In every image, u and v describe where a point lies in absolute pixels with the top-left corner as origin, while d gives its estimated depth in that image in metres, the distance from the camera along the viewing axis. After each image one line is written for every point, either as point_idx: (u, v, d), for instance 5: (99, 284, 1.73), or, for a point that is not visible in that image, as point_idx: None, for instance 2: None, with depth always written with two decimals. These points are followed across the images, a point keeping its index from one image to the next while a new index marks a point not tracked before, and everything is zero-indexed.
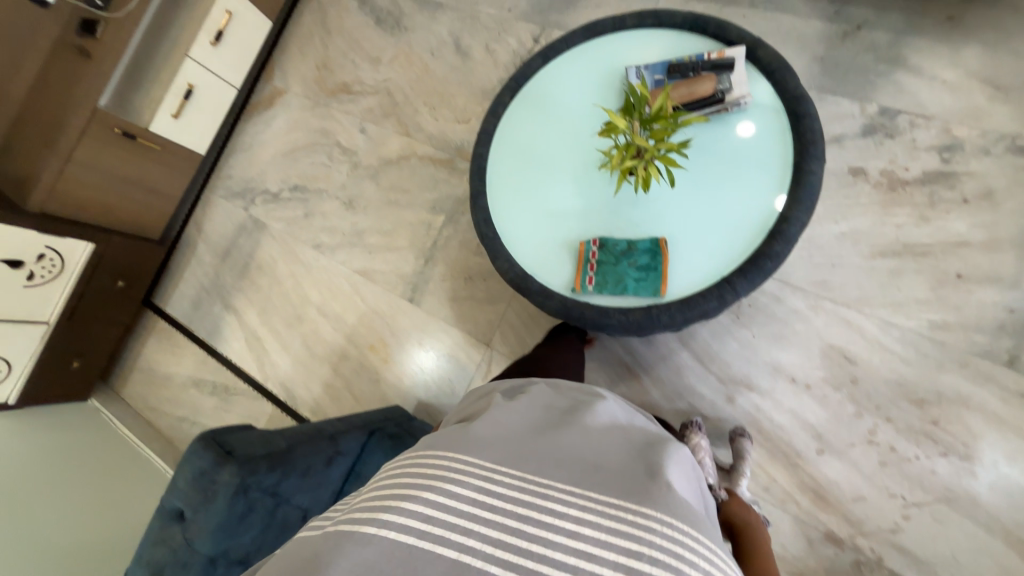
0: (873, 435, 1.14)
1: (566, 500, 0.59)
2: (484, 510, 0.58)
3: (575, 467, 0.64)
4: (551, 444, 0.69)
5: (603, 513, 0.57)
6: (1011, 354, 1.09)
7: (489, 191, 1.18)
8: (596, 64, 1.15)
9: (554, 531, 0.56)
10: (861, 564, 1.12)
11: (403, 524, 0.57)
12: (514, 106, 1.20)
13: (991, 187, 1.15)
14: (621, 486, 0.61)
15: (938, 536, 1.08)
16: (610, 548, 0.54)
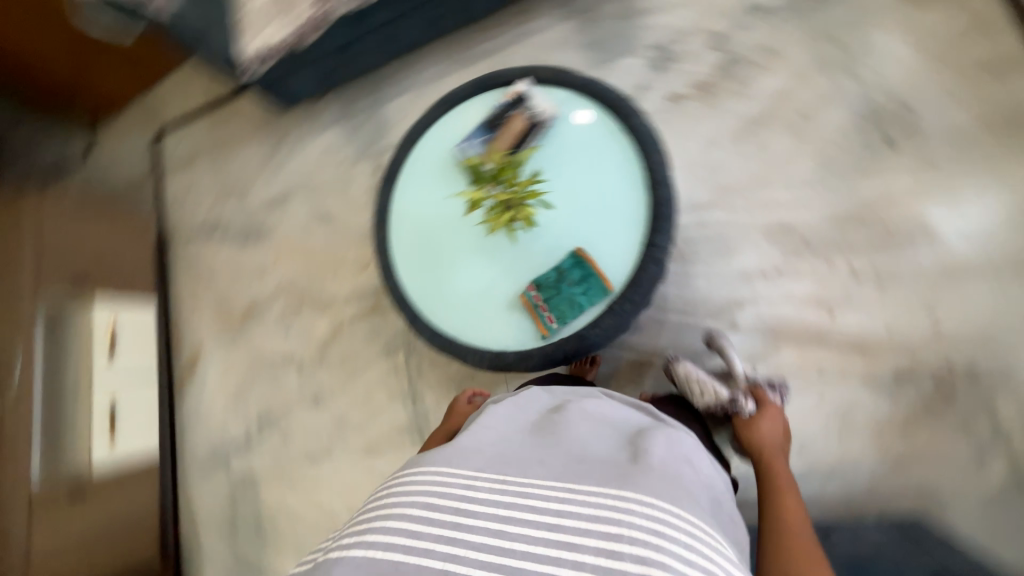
0: (854, 271, 1.22)
1: (546, 498, 0.61)
2: (468, 521, 0.60)
3: (556, 466, 0.66)
4: (533, 448, 0.70)
5: (583, 501, 0.60)
6: (886, 142, 1.24)
7: (418, 308, 1.18)
8: (431, 155, 1.23)
9: (536, 526, 0.59)
10: (937, 374, 1.15)
11: (391, 544, 0.59)
12: (391, 228, 1.24)
13: (770, 45, 1.34)
14: (603, 472, 0.64)
15: (963, 309, 1.15)
16: (591, 534, 0.56)
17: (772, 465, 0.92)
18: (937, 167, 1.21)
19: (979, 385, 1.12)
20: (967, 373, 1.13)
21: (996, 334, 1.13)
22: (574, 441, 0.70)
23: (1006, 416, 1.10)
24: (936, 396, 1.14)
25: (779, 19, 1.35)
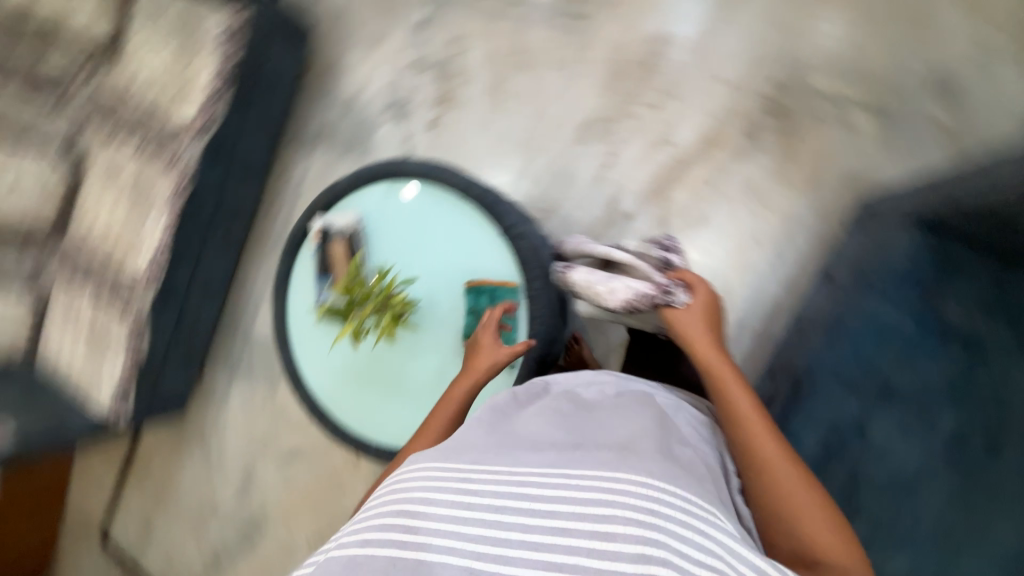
0: (652, 105, 1.36)
1: (541, 487, 0.58)
2: (464, 510, 0.57)
3: (552, 454, 0.63)
4: (529, 437, 0.67)
5: (574, 489, 0.57)
6: (581, 17, 1.42)
7: (401, 444, 1.15)
8: (308, 334, 1.23)
9: (531, 515, 0.56)
10: (769, 109, 1.28)
11: (388, 538, 0.57)
12: (336, 412, 1.21)
13: (454, 37, 1.54)
14: (597, 455, 0.61)
15: (735, 57, 1.30)
16: (585, 520, 0.54)
17: (721, 384, 0.75)
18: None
19: (797, 88, 1.26)
20: (783, 89, 1.27)
21: (768, 50, 1.28)
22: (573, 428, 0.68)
23: (833, 88, 1.24)
24: (784, 121, 1.27)
25: (443, 18, 1.55)
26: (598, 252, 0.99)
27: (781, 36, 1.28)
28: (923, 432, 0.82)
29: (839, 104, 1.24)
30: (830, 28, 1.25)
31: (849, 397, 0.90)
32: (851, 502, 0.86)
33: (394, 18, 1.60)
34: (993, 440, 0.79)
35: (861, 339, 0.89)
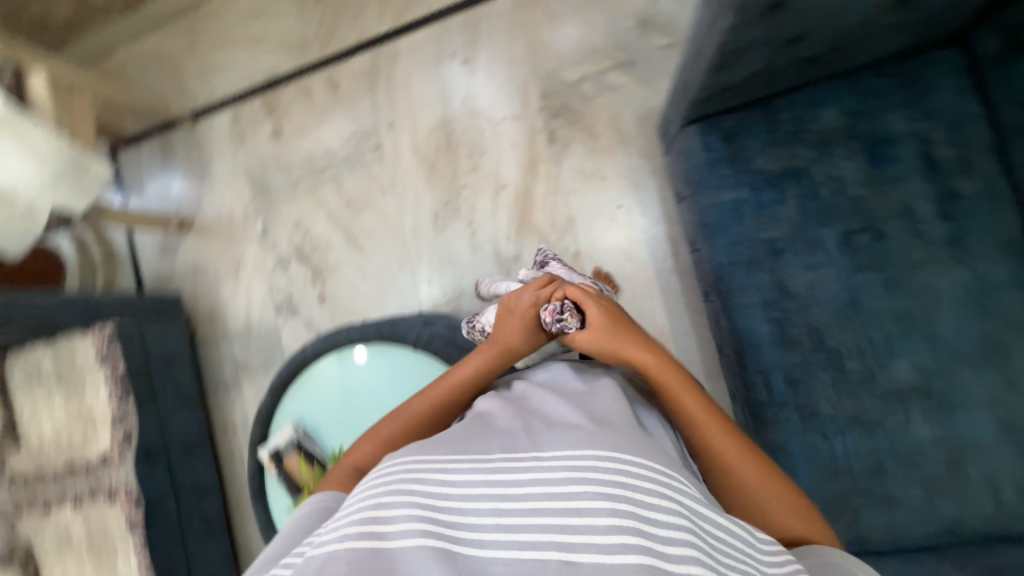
0: (472, 169, 1.53)
1: (517, 474, 0.56)
2: (441, 496, 0.54)
3: (529, 440, 0.61)
4: (503, 427, 0.65)
5: (550, 470, 0.55)
6: (376, 148, 1.61)
7: None
8: None
9: (509, 498, 0.54)
10: (552, 114, 1.47)
11: (356, 527, 0.52)
12: None
13: (295, 225, 1.68)
14: (569, 434, 0.60)
15: (501, 99, 1.51)
16: (561, 498, 0.52)
17: (672, 395, 0.70)
18: (399, 115, 1.59)
19: (559, 88, 1.47)
20: (550, 96, 1.47)
21: (518, 79, 1.50)
22: (548, 414, 0.67)
23: (580, 72, 1.45)
24: (568, 115, 1.45)
25: (278, 219, 1.70)
26: (504, 290, 1.04)
27: (520, 64, 1.49)
28: (821, 255, 0.91)
29: (596, 80, 1.44)
30: (546, 37, 1.47)
31: (754, 268, 0.94)
32: (825, 345, 0.90)
33: (240, 244, 1.74)
34: (867, 224, 0.88)
35: (724, 221, 0.96)
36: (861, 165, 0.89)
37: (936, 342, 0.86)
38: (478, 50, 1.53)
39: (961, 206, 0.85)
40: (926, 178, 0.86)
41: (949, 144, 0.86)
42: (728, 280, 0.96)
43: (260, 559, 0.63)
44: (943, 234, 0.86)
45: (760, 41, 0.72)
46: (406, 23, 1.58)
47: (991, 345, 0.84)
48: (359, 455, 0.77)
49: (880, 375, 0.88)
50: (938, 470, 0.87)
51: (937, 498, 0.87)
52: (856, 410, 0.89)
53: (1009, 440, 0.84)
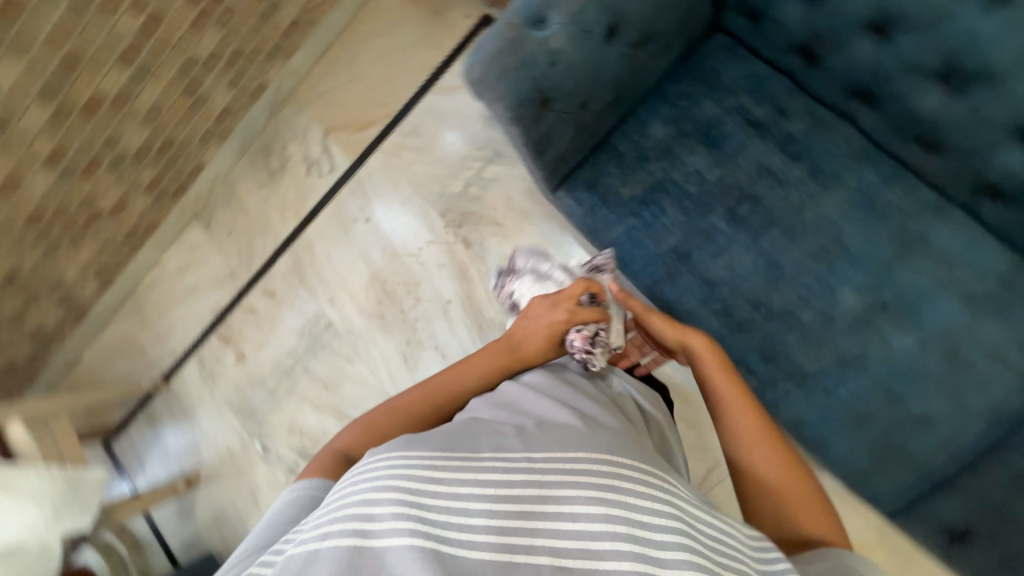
0: (416, 301, 1.62)
1: (510, 474, 0.50)
2: (426, 492, 0.47)
3: (520, 438, 0.54)
4: (491, 424, 0.59)
5: (545, 467, 0.51)
6: (328, 326, 1.71)
7: None
8: None
9: (500, 497, 0.48)
10: (458, 223, 1.59)
11: (342, 533, 0.44)
12: None
13: (289, 429, 1.72)
14: (564, 432, 0.56)
15: (411, 233, 1.64)
16: (558, 500, 0.47)
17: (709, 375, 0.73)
18: (334, 289, 1.71)
19: (452, 200, 1.61)
20: (449, 210, 1.61)
21: (416, 210, 1.64)
22: (539, 408, 0.62)
23: (463, 179, 1.61)
24: (471, 217, 1.58)
25: (271, 432, 1.74)
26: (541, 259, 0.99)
27: (411, 198, 1.65)
28: (720, 239, 0.96)
29: (479, 180, 1.59)
30: (421, 167, 1.64)
31: (675, 277, 0.99)
32: (773, 311, 0.93)
33: (248, 473, 1.75)
34: (740, 196, 0.95)
35: (628, 252, 1.02)
36: (705, 153, 0.98)
37: (860, 259, 0.89)
38: (373, 205, 1.68)
39: (802, 143, 0.93)
40: (761, 137, 0.95)
41: (759, 103, 0.96)
42: (662, 298, 1.00)
43: (237, 552, 0.56)
44: (804, 172, 0.92)
45: (555, 126, 0.84)
46: (307, 215, 1.75)
47: (906, 238, 0.88)
48: (354, 441, 0.69)
49: (834, 312, 0.90)
50: (942, 369, 0.85)
51: (962, 395, 0.84)
52: (837, 353, 0.90)
53: (982, 310, 0.84)
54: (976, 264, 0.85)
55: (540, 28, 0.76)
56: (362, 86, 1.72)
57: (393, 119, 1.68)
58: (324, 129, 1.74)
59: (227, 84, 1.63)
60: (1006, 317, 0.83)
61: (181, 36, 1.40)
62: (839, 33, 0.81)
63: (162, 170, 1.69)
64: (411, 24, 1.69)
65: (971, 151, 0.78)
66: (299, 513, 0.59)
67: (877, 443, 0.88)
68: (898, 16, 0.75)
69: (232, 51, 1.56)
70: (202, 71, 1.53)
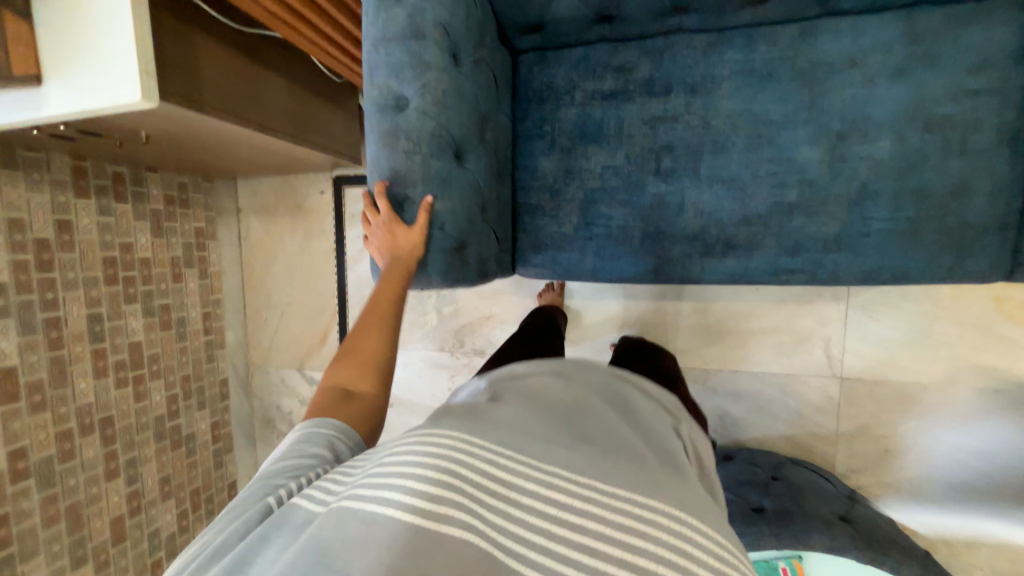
0: None
1: (574, 500, 0.45)
2: (483, 497, 0.44)
3: (584, 457, 0.50)
4: (554, 427, 0.54)
5: (614, 495, 0.46)
6: None
7: None
8: None
9: (556, 522, 0.44)
10: (460, 346, 1.56)
11: (412, 485, 0.43)
12: None
13: None
14: (635, 466, 0.51)
15: (432, 385, 1.60)
16: (621, 542, 0.43)
17: None
18: None
19: (440, 333, 1.58)
20: (444, 342, 1.58)
21: (421, 365, 1.61)
22: (604, 425, 0.57)
23: (433, 310, 1.58)
24: (466, 332, 1.56)
25: None
26: None
27: (408, 359, 1.62)
28: (671, 198, 0.95)
29: (444, 298, 1.56)
30: None
31: (667, 255, 0.97)
32: (765, 213, 0.91)
33: None
34: (656, 154, 0.95)
35: (614, 268, 1.01)
36: (598, 148, 0.98)
37: (789, 119, 0.88)
38: None
39: (661, 77, 0.93)
40: (628, 99, 0.95)
41: (602, 77, 0.96)
42: (673, 279, 0.99)
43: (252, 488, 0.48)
44: (684, 95, 0.92)
45: (481, 248, 0.78)
46: None
47: (806, 74, 0.86)
48: (350, 375, 0.60)
49: (810, 172, 0.88)
50: (931, 140, 0.83)
51: (967, 145, 0.82)
52: (844, 199, 0.88)
53: (916, 72, 0.82)
54: (877, 44, 0.83)
55: (407, 208, 0.69)
56: (297, 310, 1.70)
57: (340, 312, 1.66)
58: (297, 367, 1.71)
59: (197, 409, 1.60)
60: (939, 61, 0.81)
61: (136, 414, 1.38)
62: None
63: (209, 515, 1.63)
64: (290, 231, 1.67)
65: None
66: (309, 454, 0.52)
67: (945, 238, 0.85)
68: None
69: (182, 379, 1.54)
70: (174, 417, 1.51)
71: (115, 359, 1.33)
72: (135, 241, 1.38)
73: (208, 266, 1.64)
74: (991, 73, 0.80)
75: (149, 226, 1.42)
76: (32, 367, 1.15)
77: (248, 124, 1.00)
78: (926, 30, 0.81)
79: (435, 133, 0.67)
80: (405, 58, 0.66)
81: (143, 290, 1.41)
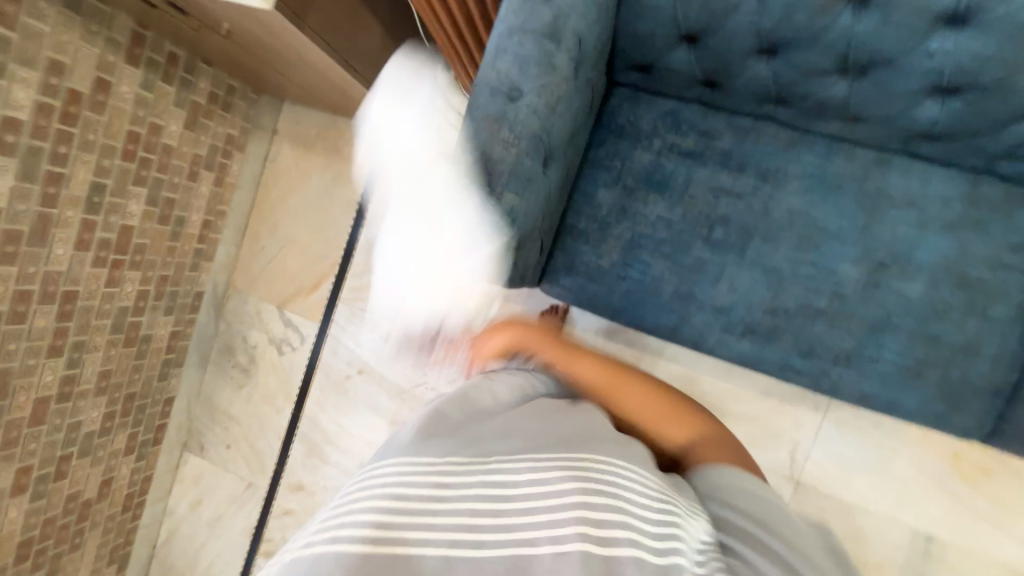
0: None
1: (514, 480, 0.54)
2: (429, 508, 0.51)
3: (520, 448, 0.58)
4: (494, 428, 0.61)
5: (554, 464, 0.56)
6: None
7: None
8: None
9: (507, 494, 0.53)
10: (448, 339, 1.54)
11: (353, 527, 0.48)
12: None
13: None
14: (567, 443, 0.60)
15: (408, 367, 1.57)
16: (566, 491, 0.53)
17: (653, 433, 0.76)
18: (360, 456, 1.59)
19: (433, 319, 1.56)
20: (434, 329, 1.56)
21: (403, 344, 1.58)
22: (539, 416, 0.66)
23: None
24: (458, 328, 1.54)
25: None
26: None
27: (393, 334, 1.59)
28: (711, 267, 0.98)
29: None
30: (389, 300, 1.59)
31: (690, 319, 1.00)
32: (791, 310, 0.95)
33: None
34: (710, 223, 0.98)
35: (636, 314, 1.03)
36: (658, 198, 1.00)
37: (841, 234, 0.93)
38: (359, 358, 1.61)
39: (740, 155, 0.96)
40: (702, 163, 0.98)
41: (684, 135, 0.99)
42: (686, 344, 1.01)
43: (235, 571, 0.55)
44: (754, 178, 0.96)
45: (531, 255, 0.77)
46: (299, 395, 1.64)
47: (868, 199, 0.92)
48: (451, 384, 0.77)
49: (843, 288, 0.93)
50: (958, 296, 0.89)
51: (987, 311, 0.88)
52: (866, 323, 0.92)
53: (964, 232, 0.88)
54: (938, 195, 0.89)
55: (484, 195, 0.68)
56: (298, 249, 1.65)
57: (342, 266, 1.62)
58: (279, 305, 1.66)
59: (164, 313, 1.51)
60: (987, 230, 0.87)
61: (101, 298, 1.30)
62: (733, 63, 0.82)
63: (134, 425, 1.54)
64: (320, 170, 1.63)
65: (893, 115, 0.80)
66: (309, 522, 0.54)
67: (944, 387, 0.90)
68: (781, 38, 0.77)
69: (159, 278, 1.46)
70: (137, 314, 1.42)
71: (102, 236, 1.25)
72: (165, 125, 1.31)
73: (226, 175, 1.56)
74: None
75: (183, 116, 1.36)
76: (16, 216, 1.07)
77: (335, 55, 1.00)
78: (983, 198, 0.88)
79: (537, 132, 0.68)
80: (534, 55, 0.66)
81: (155, 177, 1.34)
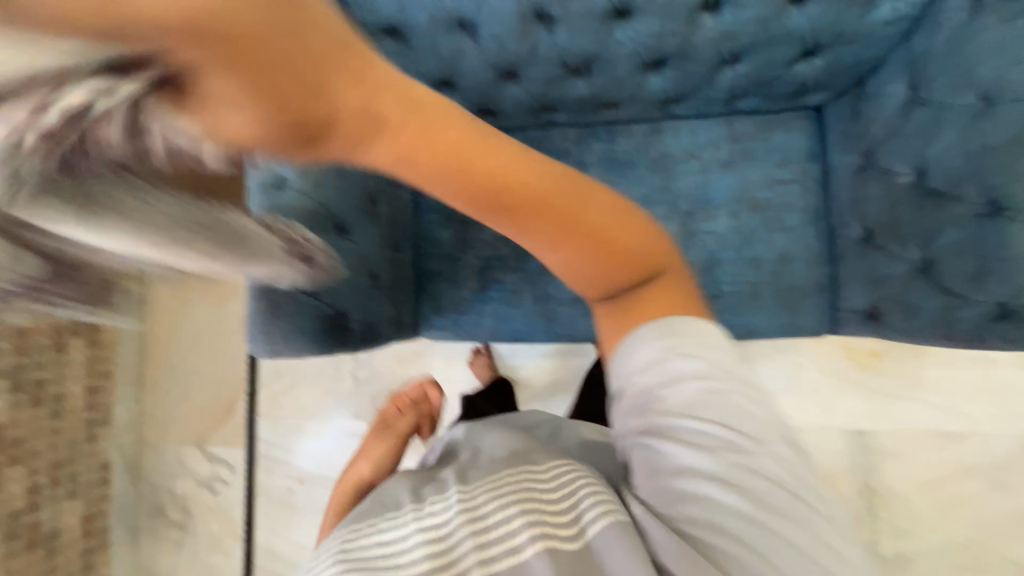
0: None
1: (440, 517, 0.55)
2: (372, 543, 0.56)
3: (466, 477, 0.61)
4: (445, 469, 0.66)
5: (499, 486, 0.56)
6: None
7: None
8: None
9: (442, 532, 0.54)
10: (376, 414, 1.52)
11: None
12: None
13: None
14: (505, 466, 0.61)
15: (347, 456, 1.52)
16: (512, 507, 0.53)
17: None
18: None
19: (355, 400, 1.54)
20: (359, 410, 1.53)
21: (333, 435, 1.53)
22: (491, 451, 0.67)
23: (348, 377, 1.55)
24: (382, 400, 1.52)
25: None
26: None
27: (321, 429, 1.54)
28: None
29: (360, 363, 1.54)
30: (306, 396, 1.56)
31: (556, 316, 1.05)
32: None
33: None
34: None
35: (510, 329, 1.07)
36: None
37: (647, 198, 1.03)
38: (295, 467, 1.54)
39: None
40: None
41: None
42: (563, 339, 1.06)
43: None
44: None
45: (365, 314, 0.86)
46: (245, 529, 1.54)
47: (656, 163, 1.03)
48: None
49: None
50: (756, 218, 1.00)
51: (784, 221, 0.99)
52: (697, 266, 1.01)
53: (738, 163, 1.01)
54: (708, 142, 1.02)
55: None
56: (201, 380, 1.60)
57: (249, 382, 1.58)
58: (196, 444, 1.58)
59: (67, 499, 1.44)
60: (755, 157, 1.00)
61: None
62: (489, 93, 0.93)
63: None
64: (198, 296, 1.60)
65: (632, 94, 0.92)
66: None
67: (783, 295, 0.99)
68: (510, 63, 0.87)
69: (49, 466, 1.40)
70: (32, 512, 1.35)
71: None
72: None
73: (99, 334, 1.50)
74: (793, 166, 0.99)
75: None
76: None
77: None
78: (742, 132, 1.01)
79: (313, 210, 0.78)
80: None
81: (15, 363, 1.29)
